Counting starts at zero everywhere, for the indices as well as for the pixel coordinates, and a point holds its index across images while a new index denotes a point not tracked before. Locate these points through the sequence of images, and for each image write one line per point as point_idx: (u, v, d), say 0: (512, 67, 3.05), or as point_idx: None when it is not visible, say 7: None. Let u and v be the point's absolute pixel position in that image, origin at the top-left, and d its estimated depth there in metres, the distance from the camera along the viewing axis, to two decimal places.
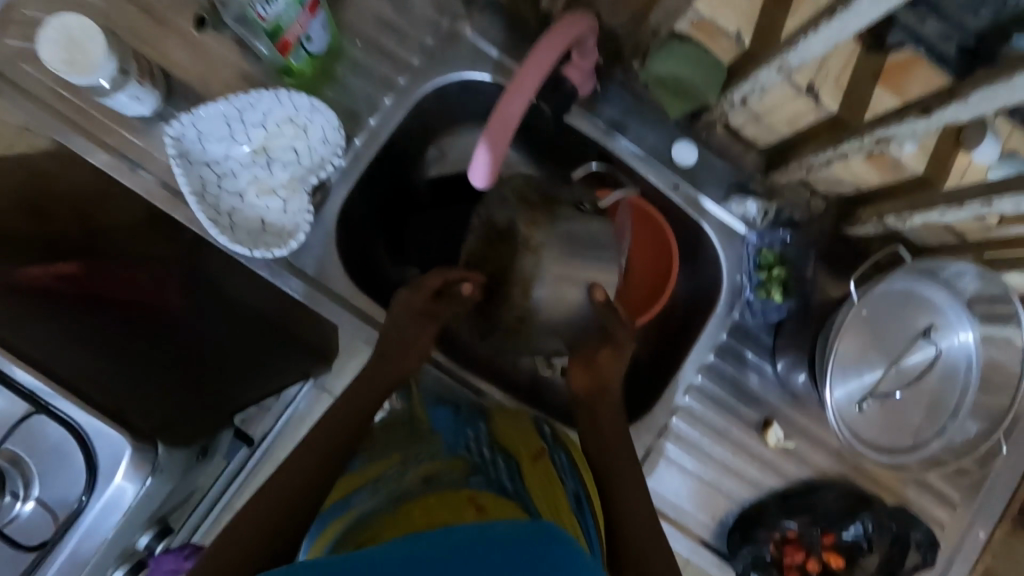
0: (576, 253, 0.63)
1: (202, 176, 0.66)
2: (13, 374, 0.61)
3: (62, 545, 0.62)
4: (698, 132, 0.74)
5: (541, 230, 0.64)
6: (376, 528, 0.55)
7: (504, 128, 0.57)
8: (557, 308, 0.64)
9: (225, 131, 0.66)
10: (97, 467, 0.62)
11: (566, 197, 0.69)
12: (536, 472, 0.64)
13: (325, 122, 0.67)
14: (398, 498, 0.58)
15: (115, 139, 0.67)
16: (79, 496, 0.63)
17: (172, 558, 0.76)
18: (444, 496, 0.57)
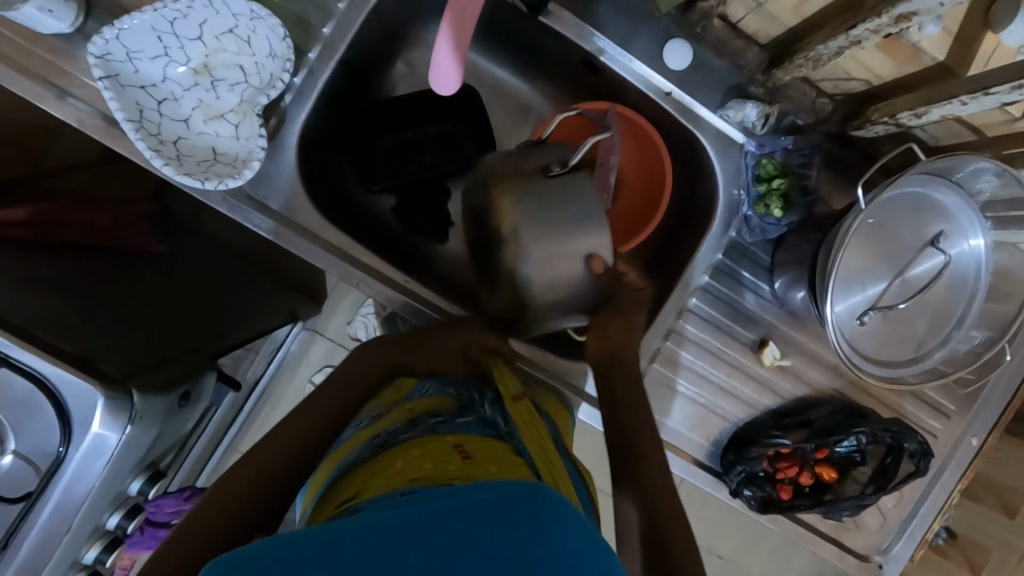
0: (555, 225, 0.57)
1: (139, 101, 0.58)
2: None
3: (47, 496, 0.61)
4: (692, 29, 0.65)
5: (511, 214, 0.58)
6: (358, 476, 0.60)
7: (469, 23, 0.51)
8: (556, 289, 0.60)
9: (157, 47, 0.58)
10: (71, 417, 0.60)
11: (535, 159, 0.60)
12: (518, 415, 0.65)
13: (270, 32, 0.59)
14: (385, 444, 0.63)
15: (37, 63, 0.59)
16: (58, 447, 0.61)
17: (173, 500, 0.81)
18: (429, 444, 0.61)
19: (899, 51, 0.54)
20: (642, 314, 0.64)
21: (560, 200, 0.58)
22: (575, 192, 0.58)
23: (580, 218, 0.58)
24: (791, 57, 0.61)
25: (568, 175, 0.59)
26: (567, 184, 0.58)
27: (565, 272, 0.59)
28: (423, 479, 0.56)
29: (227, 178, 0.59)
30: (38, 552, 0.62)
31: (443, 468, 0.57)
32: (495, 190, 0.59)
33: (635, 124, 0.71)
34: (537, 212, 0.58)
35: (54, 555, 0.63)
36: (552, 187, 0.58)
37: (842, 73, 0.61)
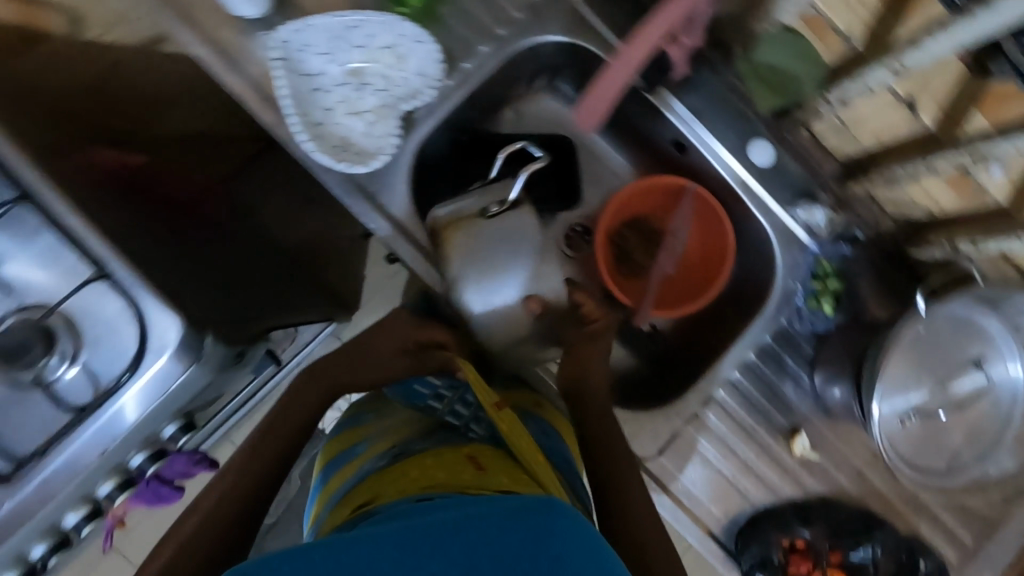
0: (496, 267, 0.69)
1: (298, 86, 0.67)
2: (89, 244, 0.63)
3: (93, 416, 0.63)
4: (779, 133, 0.74)
5: (455, 261, 0.69)
6: (373, 482, 0.67)
7: (619, 75, 0.67)
8: (502, 319, 0.71)
9: (328, 46, 0.67)
10: (145, 346, 0.63)
11: (473, 203, 0.72)
12: (504, 424, 0.66)
13: (426, 55, 0.68)
14: (398, 454, 0.72)
15: (220, 36, 0.68)
16: (120, 373, 0.64)
17: (184, 460, 0.82)
18: (441, 456, 0.68)
19: (965, 188, 0.64)
20: (596, 344, 0.76)
21: (497, 242, 0.70)
22: (511, 233, 0.71)
23: (515, 254, 0.70)
24: (863, 173, 0.70)
25: (505, 214, 0.71)
26: (505, 224, 0.71)
27: (510, 311, 0.70)
28: (435, 484, 0.62)
29: (356, 164, 0.67)
30: (59, 471, 0.63)
31: (451, 476, 0.64)
32: (444, 236, 0.70)
33: (647, 189, 0.80)
34: (474, 254, 0.69)
35: (70, 479, 0.63)
36: (491, 229, 0.70)
37: (906, 197, 0.69)
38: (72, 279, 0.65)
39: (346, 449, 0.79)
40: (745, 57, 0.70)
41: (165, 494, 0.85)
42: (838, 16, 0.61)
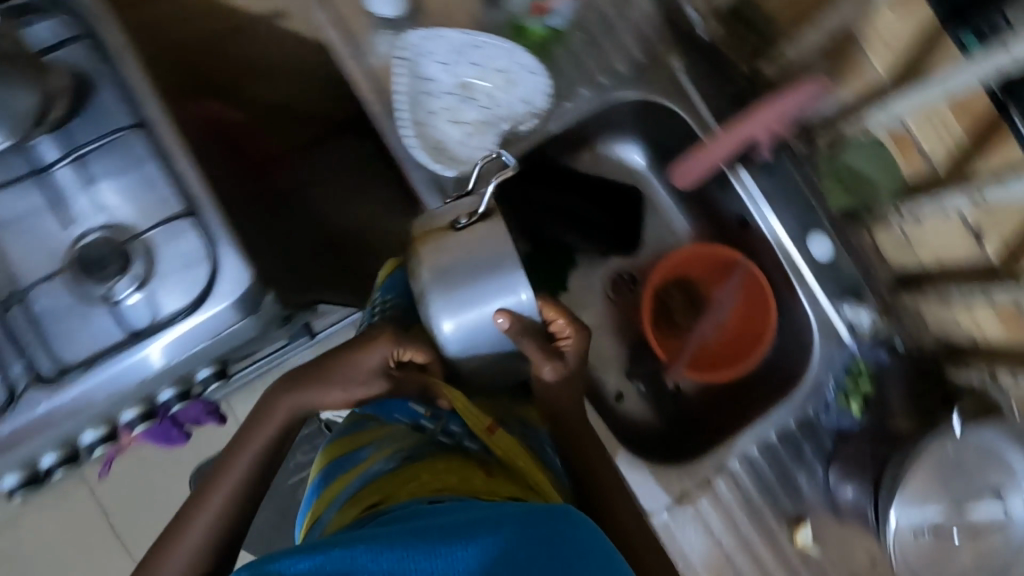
0: (466, 281, 0.61)
1: (414, 87, 0.72)
2: (188, 182, 0.67)
3: (146, 341, 0.65)
4: (841, 232, 0.77)
5: (423, 274, 0.62)
6: (385, 483, 0.64)
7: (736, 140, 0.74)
8: (482, 347, 0.64)
9: (450, 59, 0.72)
10: (213, 287, 0.66)
11: (448, 210, 0.64)
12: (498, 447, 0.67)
13: (536, 85, 0.73)
14: (408, 457, 0.67)
15: (352, 27, 0.74)
16: (182, 307, 0.66)
17: (197, 410, 0.84)
18: (451, 461, 0.66)
19: (1015, 325, 0.65)
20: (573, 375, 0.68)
21: (467, 252, 0.61)
22: (485, 244, 0.61)
23: (488, 271, 0.62)
24: (919, 287, 0.74)
25: (477, 225, 0.62)
26: (473, 240, 0.62)
27: (482, 334, 0.63)
28: (450, 488, 0.61)
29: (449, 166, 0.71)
30: (99, 387, 0.64)
31: (464, 478, 0.63)
32: (413, 251, 0.63)
33: (685, 261, 0.86)
34: (442, 274, 0.62)
35: (104, 398, 0.65)
36: (461, 246, 0.62)
37: (952, 319, 0.72)
38: (158, 212, 0.68)
39: (346, 455, 0.72)
40: (826, 156, 0.74)
41: (174, 434, 0.86)
42: (925, 137, 0.64)
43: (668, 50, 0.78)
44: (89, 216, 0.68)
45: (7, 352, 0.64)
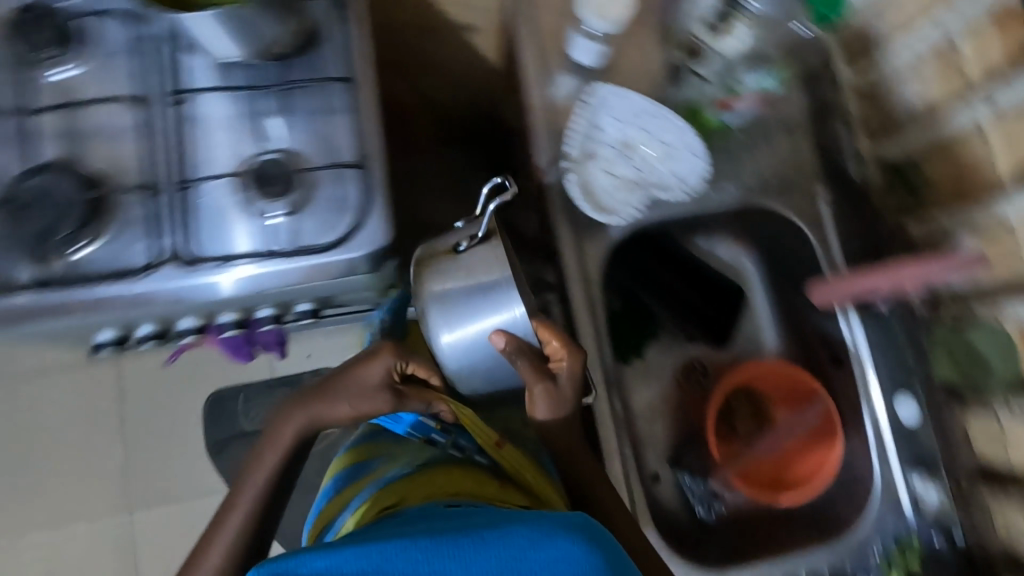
0: (466, 303, 0.67)
1: (588, 137, 0.79)
2: (370, 141, 0.74)
3: (277, 260, 0.71)
4: (932, 403, 0.78)
5: (424, 292, 0.68)
6: (401, 485, 0.74)
7: (889, 278, 0.75)
8: (479, 360, 0.70)
9: (626, 122, 0.79)
10: (353, 236, 0.72)
11: (453, 235, 0.70)
12: (505, 460, 0.79)
13: (697, 168, 0.79)
14: (421, 463, 0.79)
15: (548, 63, 0.82)
16: (319, 244, 0.72)
17: (269, 335, 0.90)
18: (458, 470, 0.78)
19: None
20: (563, 403, 0.70)
21: (467, 275, 0.67)
22: (482, 267, 0.67)
23: (483, 294, 0.66)
24: (1004, 487, 0.72)
25: (478, 248, 0.67)
26: (474, 264, 0.67)
27: (479, 354, 0.69)
28: (461, 493, 0.72)
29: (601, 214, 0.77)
30: (191, 290, 0.71)
31: (473, 487, 0.74)
32: (416, 273, 0.69)
33: (758, 374, 0.86)
34: (444, 294, 0.68)
35: (199, 300, 0.72)
36: (461, 269, 0.67)
37: None
38: (331, 156, 0.75)
39: (359, 463, 0.85)
40: (947, 328, 0.75)
41: (244, 350, 0.92)
42: None
43: (819, 180, 0.83)
44: (268, 137, 0.75)
45: (163, 226, 0.71)
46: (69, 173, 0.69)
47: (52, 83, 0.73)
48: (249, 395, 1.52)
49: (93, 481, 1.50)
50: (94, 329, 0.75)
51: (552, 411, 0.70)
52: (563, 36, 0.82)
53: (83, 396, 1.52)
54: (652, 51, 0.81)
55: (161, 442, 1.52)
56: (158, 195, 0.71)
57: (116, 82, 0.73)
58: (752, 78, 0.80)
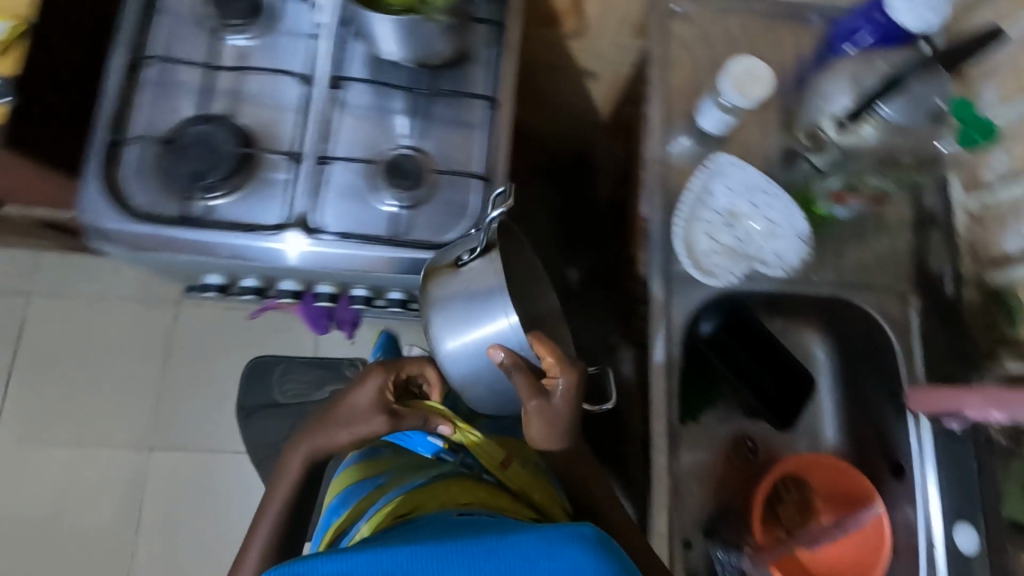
0: (467, 313, 0.69)
1: (699, 201, 0.82)
2: (497, 157, 0.79)
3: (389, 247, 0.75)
4: (994, 537, 0.75)
5: (431, 302, 0.71)
6: (415, 494, 0.73)
7: (998, 403, 0.69)
8: (482, 369, 0.70)
9: (739, 193, 0.82)
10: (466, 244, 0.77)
11: (457, 249, 0.73)
12: (515, 479, 0.79)
13: (800, 249, 0.81)
14: (435, 474, 0.78)
15: (672, 124, 0.88)
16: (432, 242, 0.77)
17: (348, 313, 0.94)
18: (469, 481, 0.76)
19: None
20: (553, 428, 0.68)
21: (465, 289, 0.69)
22: (478, 280, 0.68)
23: (479, 303, 0.68)
24: None
25: (476, 262, 0.70)
26: (472, 275, 0.69)
27: (481, 367, 0.70)
28: (474, 504, 0.72)
29: (701, 274, 0.81)
30: (256, 251, 0.74)
31: (487, 495, 0.74)
32: (422, 284, 0.73)
33: (807, 466, 0.86)
34: (449, 303, 0.70)
35: (265, 264, 0.75)
36: (460, 279, 0.70)
37: None
38: (461, 164, 0.80)
39: (367, 478, 0.86)
40: None
41: (321, 323, 0.96)
42: None
43: (911, 288, 0.85)
44: (407, 133, 0.81)
45: (297, 192, 0.76)
46: (231, 127, 0.76)
47: (232, 45, 0.80)
48: (287, 368, 1.58)
49: (123, 412, 1.54)
50: (206, 270, 0.81)
51: (547, 427, 0.68)
52: (691, 102, 0.88)
53: (141, 329, 1.58)
54: (773, 133, 0.88)
55: (199, 391, 1.57)
56: (300, 163, 0.77)
57: (287, 57, 0.80)
58: (881, 179, 0.81)
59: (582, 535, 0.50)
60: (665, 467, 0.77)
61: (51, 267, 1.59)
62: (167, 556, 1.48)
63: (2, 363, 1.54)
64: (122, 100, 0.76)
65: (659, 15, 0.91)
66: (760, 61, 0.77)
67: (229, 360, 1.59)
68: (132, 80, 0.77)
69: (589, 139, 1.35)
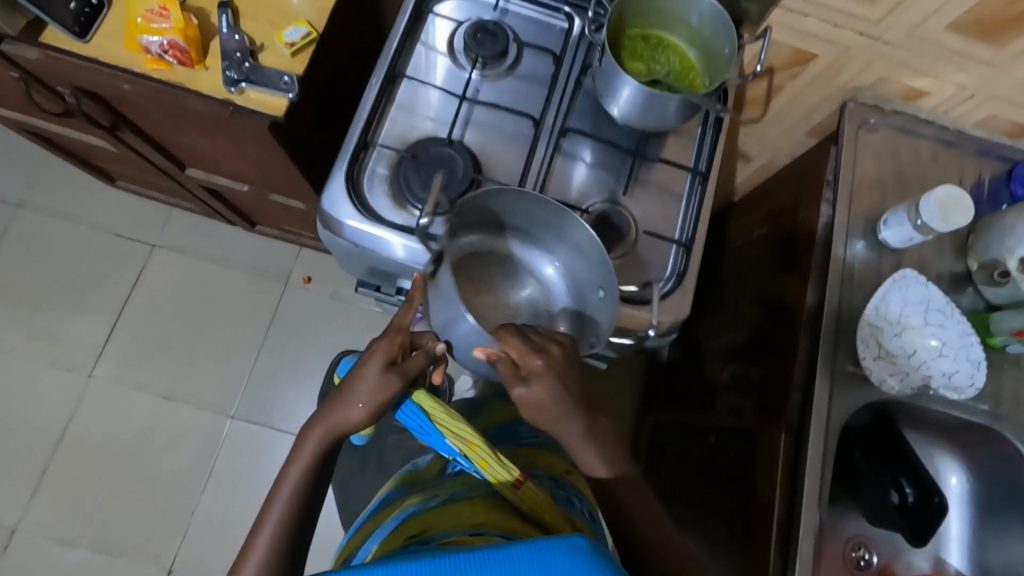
0: (447, 323, 0.74)
1: (884, 312, 0.86)
2: (692, 229, 0.85)
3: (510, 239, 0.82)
4: None
5: (426, 313, 0.78)
6: (428, 518, 0.76)
7: None
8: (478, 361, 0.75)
9: (923, 309, 0.86)
10: (552, 217, 0.76)
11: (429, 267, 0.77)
12: (525, 499, 0.73)
13: (972, 374, 0.85)
14: (449, 497, 0.81)
15: (852, 229, 0.93)
16: (533, 230, 0.80)
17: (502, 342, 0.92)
18: (480, 503, 0.77)
19: None
20: (552, 408, 0.68)
21: (437, 303, 0.74)
22: (442, 295, 0.73)
23: (446, 308, 0.73)
24: None
25: (442, 272, 0.73)
26: (441, 285, 0.73)
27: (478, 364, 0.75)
28: (478, 525, 0.71)
29: (879, 373, 0.85)
30: (374, 240, 0.79)
31: (495, 516, 0.74)
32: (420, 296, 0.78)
33: None
34: (433, 312, 0.75)
35: (378, 255, 0.80)
36: (433, 291, 0.74)
37: None
38: (660, 229, 0.86)
39: (391, 494, 0.95)
40: None
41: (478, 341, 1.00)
42: None
43: None
44: (612, 187, 0.87)
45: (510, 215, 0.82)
46: (467, 152, 0.83)
47: (473, 78, 0.87)
48: None
49: (213, 375, 1.59)
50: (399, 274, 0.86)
51: (536, 407, 0.69)
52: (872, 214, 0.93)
53: (249, 299, 1.65)
54: (947, 258, 0.92)
55: (289, 370, 1.61)
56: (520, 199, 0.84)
57: (520, 100, 0.88)
58: None
59: (573, 546, 0.49)
60: (809, 556, 0.80)
61: (181, 224, 1.68)
62: (226, 523, 1.50)
63: (116, 305, 1.62)
64: (374, 111, 0.83)
65: (853, 125, 0.96)
66: (958, 187, 0.83)
67: (321, 345, 1.64)
68: (384, 95, 0.84)
69: (724, 213, 1.41)
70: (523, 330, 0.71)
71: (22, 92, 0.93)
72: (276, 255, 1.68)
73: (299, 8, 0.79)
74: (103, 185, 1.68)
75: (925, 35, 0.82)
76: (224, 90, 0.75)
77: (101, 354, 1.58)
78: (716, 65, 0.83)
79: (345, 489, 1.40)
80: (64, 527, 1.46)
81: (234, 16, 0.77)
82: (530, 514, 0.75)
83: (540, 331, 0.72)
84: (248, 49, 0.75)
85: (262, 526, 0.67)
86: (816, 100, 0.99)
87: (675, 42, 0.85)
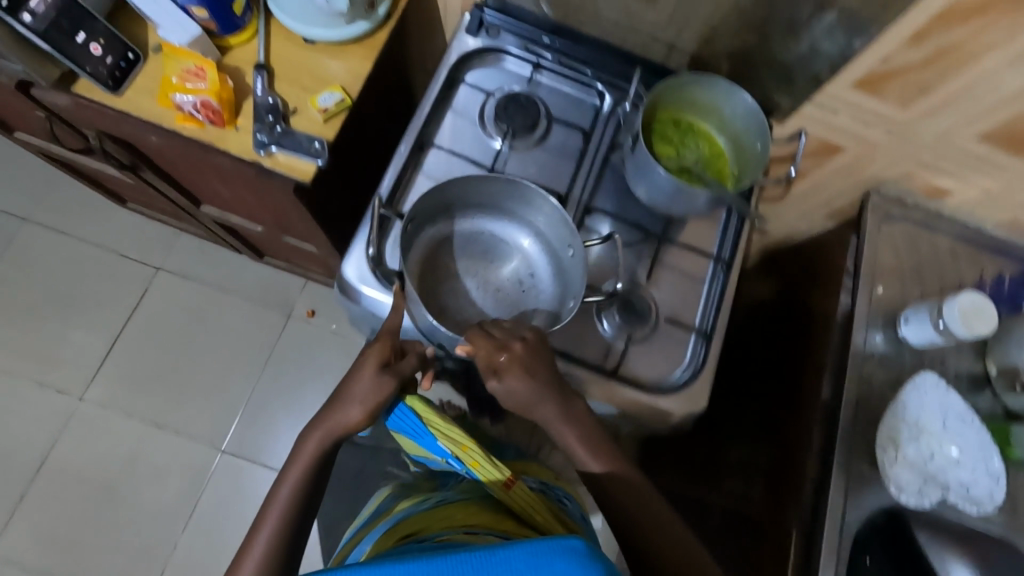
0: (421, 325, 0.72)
1: (902, 421, 0.84)
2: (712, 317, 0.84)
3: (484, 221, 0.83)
4: None
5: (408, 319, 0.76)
6: (417, 519, 0.73)
7: None
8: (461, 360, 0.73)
9: (942, 421, 0.84)
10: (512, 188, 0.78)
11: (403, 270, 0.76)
12: (519, 499, 0.72)
13: (992, 489, 0.83)
14: (439, 499, 0.78)
15: (871, 321, 0.92)
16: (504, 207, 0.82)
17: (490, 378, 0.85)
18: (472, 505, 0.74)
19: None
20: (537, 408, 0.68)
21: (408, 309, 0.72)
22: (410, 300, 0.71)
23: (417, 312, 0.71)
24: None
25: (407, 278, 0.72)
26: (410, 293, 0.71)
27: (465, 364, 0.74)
28: (472, 529, 0.69)
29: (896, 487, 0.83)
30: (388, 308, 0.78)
31: (489, 517, 0.72)
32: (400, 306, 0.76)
33: None
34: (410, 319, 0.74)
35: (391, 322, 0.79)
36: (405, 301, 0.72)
37: None
38: (680, 313, 0.85)
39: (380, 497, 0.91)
40: None
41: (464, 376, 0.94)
42: None
43: None
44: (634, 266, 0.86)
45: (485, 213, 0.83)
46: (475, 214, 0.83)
47: (502, 150, 0.87)
48: None
49: (207, 404, 1.56)
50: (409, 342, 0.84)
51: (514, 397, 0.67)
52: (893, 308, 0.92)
53: (249, 328, 1.63)
54: (966, 359, 0.91)
55: (284, 403, 1.58)
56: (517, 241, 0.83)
57: (546, 173, 0.88)
58: None
59: (570, 548, 0.47)
60: None
61: (188, 250, 1.66)
62: (207, 559, 1.45)
63: (114, 325, 1.59)
64: (400, 179, 0.83)
65: (876, 217, 0.96)
66: (981, 295, 0.82)
67: (319, 380, 1.61)
68: (411, 162, 0.84)
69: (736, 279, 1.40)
70: (489, 327, 0.69)
71: (45, 127, 0.92)
72: (280, 287, 1.66)
73: (335, 74, 0.79)
74: (112, 206, 1.67)
75: (955, 143, 0.83)
76: (253, 152, 0.74)
77: (94, 376, 1.54)
78: (747, 156, 0.84)
79: (332, 534, 1.36)
80: (40, 554, 1.41)
81: (270, 79, 0.77)
82: (523, 514, 0.73)
83: (504, 325, 0.69)
84: (281, 112, 0.75)
85: (262, 527, 0.64)
86: (838, 187, 0.99)
87: (705, 128, 0.85)
